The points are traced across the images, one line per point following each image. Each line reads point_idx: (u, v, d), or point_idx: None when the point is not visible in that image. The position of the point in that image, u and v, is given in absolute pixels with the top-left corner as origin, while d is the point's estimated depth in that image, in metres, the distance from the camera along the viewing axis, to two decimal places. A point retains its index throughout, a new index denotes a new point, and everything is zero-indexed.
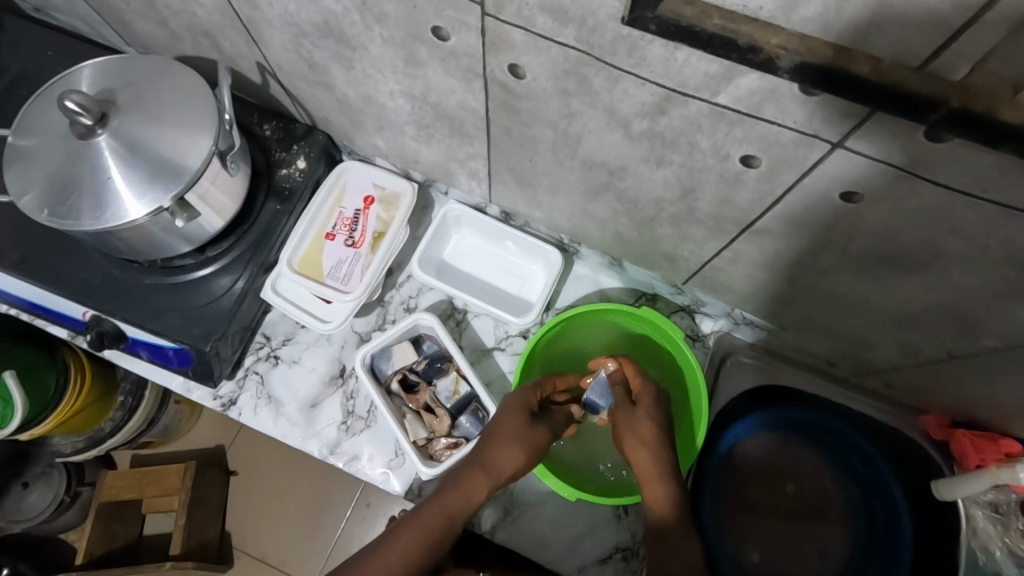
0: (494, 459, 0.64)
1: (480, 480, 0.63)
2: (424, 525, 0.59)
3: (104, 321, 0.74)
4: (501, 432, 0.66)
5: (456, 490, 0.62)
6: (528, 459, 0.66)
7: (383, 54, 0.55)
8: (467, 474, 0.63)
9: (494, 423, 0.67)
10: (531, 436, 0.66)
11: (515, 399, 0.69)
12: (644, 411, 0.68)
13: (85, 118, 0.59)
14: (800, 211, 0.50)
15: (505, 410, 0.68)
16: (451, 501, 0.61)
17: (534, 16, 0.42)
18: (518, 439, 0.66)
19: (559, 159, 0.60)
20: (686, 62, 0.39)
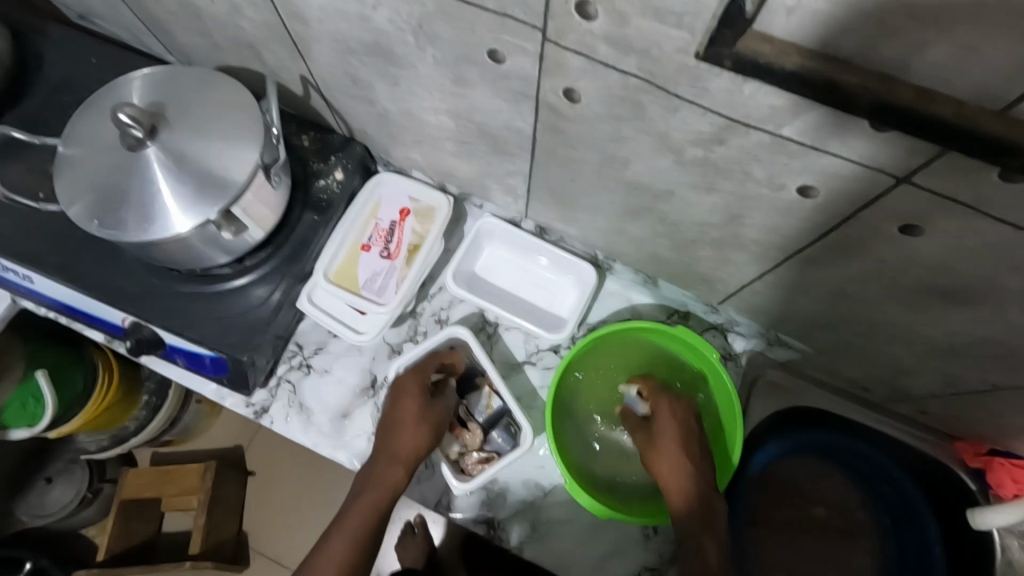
0: (390, 450, 0.72)
1: (381, 473, 0.71)
2: (358, 517, 0.70)
3: (143, 328, 0.74)
4: (403, 422, 0.73)
5: (365, 485, 0.71)
6: (432, 439, 0.74)
7: (432, 73, 0.55)
8: (377, 469, 0.71)
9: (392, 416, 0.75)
10: (426, 419, 0.75)
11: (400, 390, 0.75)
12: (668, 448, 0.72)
13: (136, 130, 0.60)
14: (852, 243, 0.50)
15: (397, 400, 0.75)
16: (373, 496, 0.70)
17: (596, 45, 0.42)
18: (402, 431, 0.73)
19: (603, 181, 0.60)
20: (751, 95, 0.39)
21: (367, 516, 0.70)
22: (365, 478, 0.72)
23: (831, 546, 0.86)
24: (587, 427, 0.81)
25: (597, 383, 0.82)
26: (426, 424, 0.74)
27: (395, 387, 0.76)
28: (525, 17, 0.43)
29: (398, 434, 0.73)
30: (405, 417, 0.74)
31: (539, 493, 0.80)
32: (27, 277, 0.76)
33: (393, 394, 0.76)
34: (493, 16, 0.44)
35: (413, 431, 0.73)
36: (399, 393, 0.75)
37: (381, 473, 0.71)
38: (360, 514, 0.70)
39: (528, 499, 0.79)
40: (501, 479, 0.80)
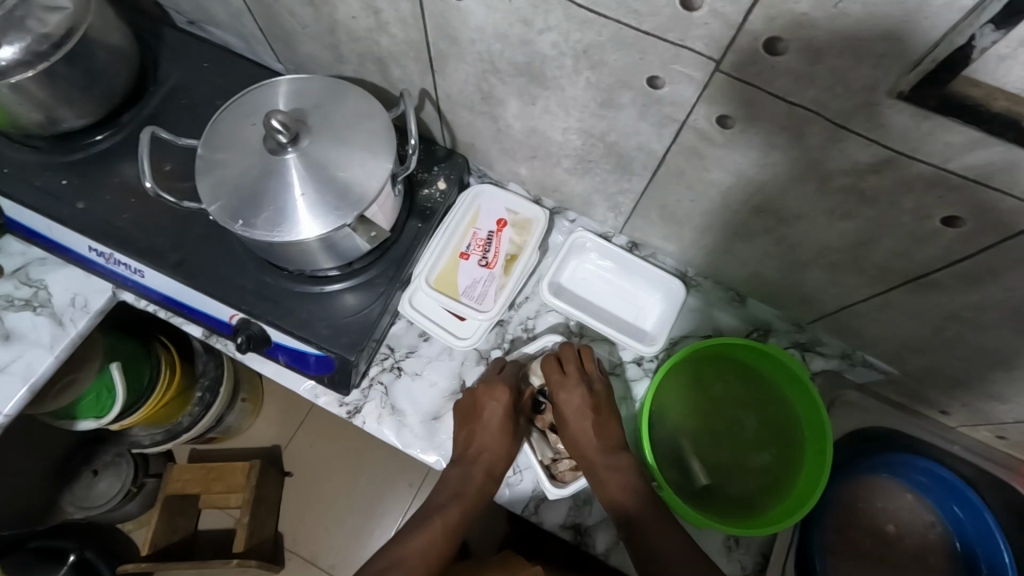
0: (486, 457, 0.79)
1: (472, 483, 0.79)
2: (455, 512, 0.79)
3: (253, 325, 0.77)
4: (489, 440, 0.79)
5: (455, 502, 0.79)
6: (512, 451, 0.81)
7: (578, 95, 0.58)
8: (471, 475, 0.79)
9: (478, 432, 0.79)
10: (514, 435, 0.81)
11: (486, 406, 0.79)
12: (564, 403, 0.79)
13: (282, 136, 0.63)
14: (987, 272, 0.52)
15: (485, 408, 0.79)
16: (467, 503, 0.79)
17: (774, 78, 0.45)
18: (499, 443, 0.80)
19: (727, 202, 0.63)
20: (930, 132, 0.42)
21: (461, 514, 0.79)
22: (463, 481, 0.79)
23: (904, 568, 0.87)
24: (673, 440, 0.82)
25: (678, 398, 0.83)
26: (517, 435, 0.82)
27: (481, 392, 0.80)
28: (705, 50, 0.46)
29: (492, 446, 0.79)
30: (493, 428, 0.80)
31: None
32: (139, 272, 0.79)
33: (480, 402, 0.79)
34: (670, 46, 0.47)
35: (502, 442, 0.80)
36: (489, 401, 0.79)
37: (477, 479, 0.79)
38: (456, 510, 0.79)
39: None
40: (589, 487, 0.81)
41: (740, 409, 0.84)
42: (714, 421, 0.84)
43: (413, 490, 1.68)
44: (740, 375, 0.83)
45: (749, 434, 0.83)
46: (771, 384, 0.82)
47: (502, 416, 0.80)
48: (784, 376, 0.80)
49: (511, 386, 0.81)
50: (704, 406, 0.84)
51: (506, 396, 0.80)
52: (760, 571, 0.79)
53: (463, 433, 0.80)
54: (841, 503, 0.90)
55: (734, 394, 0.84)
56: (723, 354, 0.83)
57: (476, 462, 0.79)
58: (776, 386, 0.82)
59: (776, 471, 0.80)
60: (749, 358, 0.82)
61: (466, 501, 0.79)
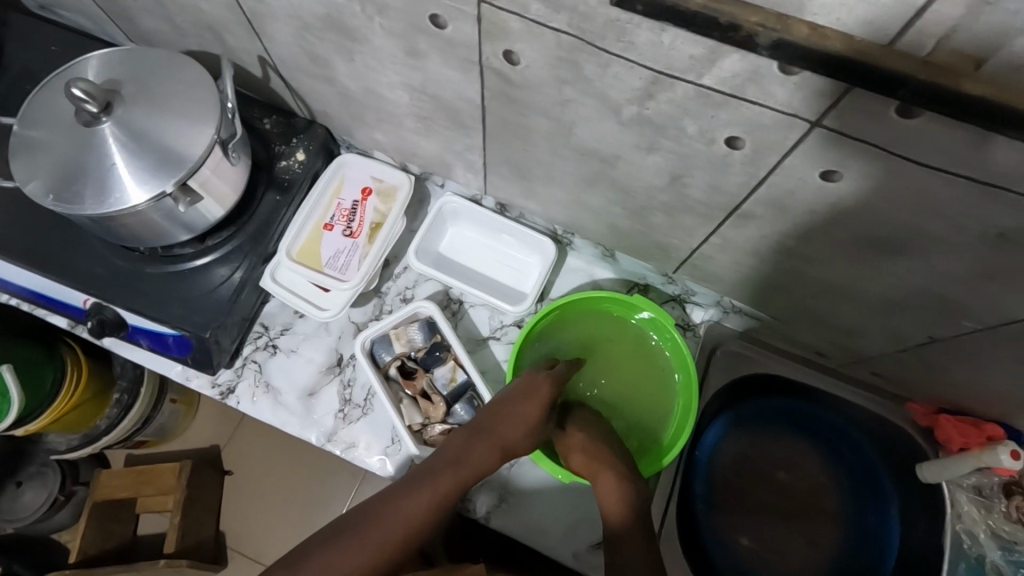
0: (497, 432, 0.68)
1: (485, 460, 0.67)
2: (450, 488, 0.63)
3: (105, 309, 0.75)
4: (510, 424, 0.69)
5: (456, 468, 0.65)
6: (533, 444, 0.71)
7: (384, 44, 0.57)
8: (478, 452, 0.67)
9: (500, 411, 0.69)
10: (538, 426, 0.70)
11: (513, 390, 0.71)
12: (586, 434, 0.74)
13: (90, 106, 0.61)
14: (786, 196, 0.52)
15: (517, 398, 0.70)
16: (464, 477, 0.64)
17: (529, 3, 0.44)
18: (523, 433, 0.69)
19: (553, 148, 0.62)
20: (672, 45, 0.41)
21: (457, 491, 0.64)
22: (463, 451, 0.67)
23: (794, 511, 0.88)
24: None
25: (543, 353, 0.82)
26: (540, 431, 0.71)
27: (531, 382, 0.72)
28: None
29: (513, 432, 0.69)
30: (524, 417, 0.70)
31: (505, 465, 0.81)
32: None
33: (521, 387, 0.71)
34: None
35: (527, 428, 0.70)
36: (538, 390, 0.71)
37: (481, 453, 0.67)
38: (446, 488, 0.63)
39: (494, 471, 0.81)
40: None
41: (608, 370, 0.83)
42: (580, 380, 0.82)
43: (355, 479, 1.66)
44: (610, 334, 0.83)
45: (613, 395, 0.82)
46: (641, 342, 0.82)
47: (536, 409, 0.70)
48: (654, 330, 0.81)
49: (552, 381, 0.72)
50: (573, 366, 0.83)
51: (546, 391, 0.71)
52: None
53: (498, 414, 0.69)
54: (733, 457, 0.89)
55: (602, 355, 0.83)
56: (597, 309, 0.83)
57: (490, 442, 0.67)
58: (645, 344, 0.82)
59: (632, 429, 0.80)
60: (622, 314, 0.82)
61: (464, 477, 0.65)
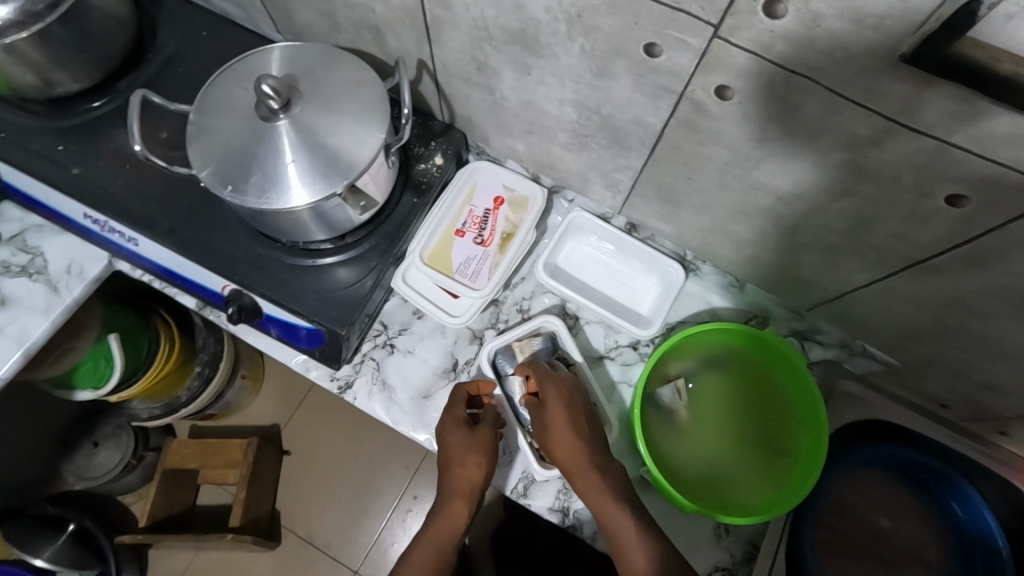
0: (449, 479, 0.73)
1: (455, 504, 0.72)
2: (434, 545, 0.71)
3: (244, 296, 0.76)
4: (452, 459, 0.73)
5: (439, 521, 0.73)
6: (486, 462, 0.73)
7: (574, 64, 0.57)
8: (448, 504, 0.73)
9: (441, 451, 0.75)
10: (471, 444, 0.73)
11: (445, 422, 0.75)
12: (549, 408, 0.72)
13: (273, 102, 0.62)
14: (991, 256, 0.50)
15: (445, 433, 0.75)
16: (441, 531, 0.72)
17: (772, 43, 0.43)
18: (449, 464, 0.73)
19: (724, 181, 0.62)
20: (931, 99, 0.40)
21: (441, 541, 0.72)
22: (438, 502, 0.74)
23: (900, 559, 0.85)
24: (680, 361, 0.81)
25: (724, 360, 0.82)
26: (478, 451, 0.73)
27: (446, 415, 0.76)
28: (700, 14, 0.44)
29: (458, 465, 0.73)
30: (455, 447, 0.73)
31: None
32: (133, 240, 0.78)
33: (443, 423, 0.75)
34: (664, 10, 0.46)
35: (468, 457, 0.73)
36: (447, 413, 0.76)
37: (449, 502, 0.73)
38: (434, 544, 0.71)
39: None
40: None
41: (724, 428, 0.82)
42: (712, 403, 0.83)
43: (411, 472, 1.68)
44: (765, 422, 0.81)
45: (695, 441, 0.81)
46: (772, 453, 0.79)
47: (454, 436, 0.74)
48: (804, 403, 0.77)
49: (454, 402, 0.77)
50: (716, 396, 0.83)
51: (449, 416, 0.76)
52: (749, 560, 0.78)
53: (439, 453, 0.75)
54: (844, 499, 0.88)
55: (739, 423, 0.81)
56: (785, 386, 0.80)
57: (445, 481, 0.73)
58: (770, 460, 0.79)
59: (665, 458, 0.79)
60: (798, 429, 0.77)
61: (446, 524, 0.72)
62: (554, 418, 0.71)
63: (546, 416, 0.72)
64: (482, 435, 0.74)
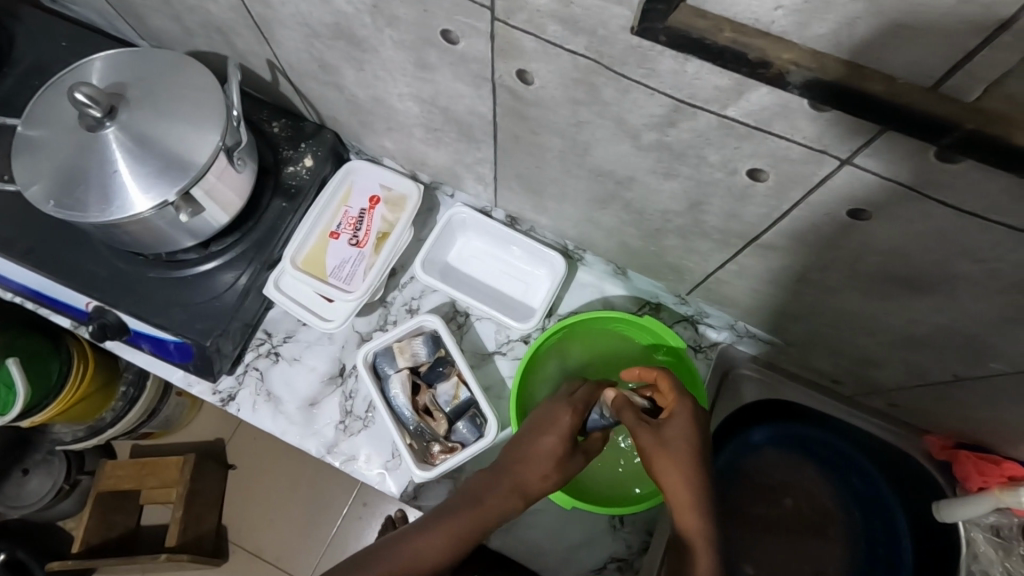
0: (524, 471, 0.64)
1: (513, 495, 0.63)
2: (472, 525, 0.61)
3: (107, 313, 0.74)
4: (541, 452, 0.64)
5: (488, 502, 0.62)
6: (561, 480, 0.65)
7: (394, 56, 0.55)
8: (504, 488, 0.63)
9: (535, 439, 0.65)
10: (565, 460, 0.65)
11: (558, 418, 0.66)
12: (675, 431, 0.59)
13: (93, 110, 0.60)
14: (811, 229, 0.50)
15: (545, 432, 0.66)
16: (484, 511, 0.62)
17: (545, 24, 0.42)
18: (542, 458, 0.64)
19: (567, 167, 0.60)
20: (695, 74, 0.39)
21: (480, 524, 0.61)
22: (486, 482, 0.64)
23: (803, 536, 0.85)
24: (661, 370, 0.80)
25: None
26: (566, 463, 0.65)
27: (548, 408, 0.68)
28: None
29: (550, 464, 0.64)
30: (556, 447, 0.65)
31: None
32: None
33: (545, 419, 0.67)
34: None
35: (547, 466, 0.64)
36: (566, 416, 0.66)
37: (507, 490, 0.63)
38: (470, 523, 0.61)
39: None
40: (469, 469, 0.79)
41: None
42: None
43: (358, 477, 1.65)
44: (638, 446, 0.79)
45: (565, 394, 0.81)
46: None
47: (561, 440, 0.65)
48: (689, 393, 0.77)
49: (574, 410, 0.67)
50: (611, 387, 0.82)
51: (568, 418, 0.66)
52: (645, 550, 0.77)
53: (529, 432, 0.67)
54: (747, 480, 0.87)
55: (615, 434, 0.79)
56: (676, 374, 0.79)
57: (523, 465, 0.64)
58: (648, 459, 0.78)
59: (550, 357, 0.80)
60: None
61: (507, 506, 0.63)
62: (674, 442, 0.58)
63: (671, 428, 0.59)
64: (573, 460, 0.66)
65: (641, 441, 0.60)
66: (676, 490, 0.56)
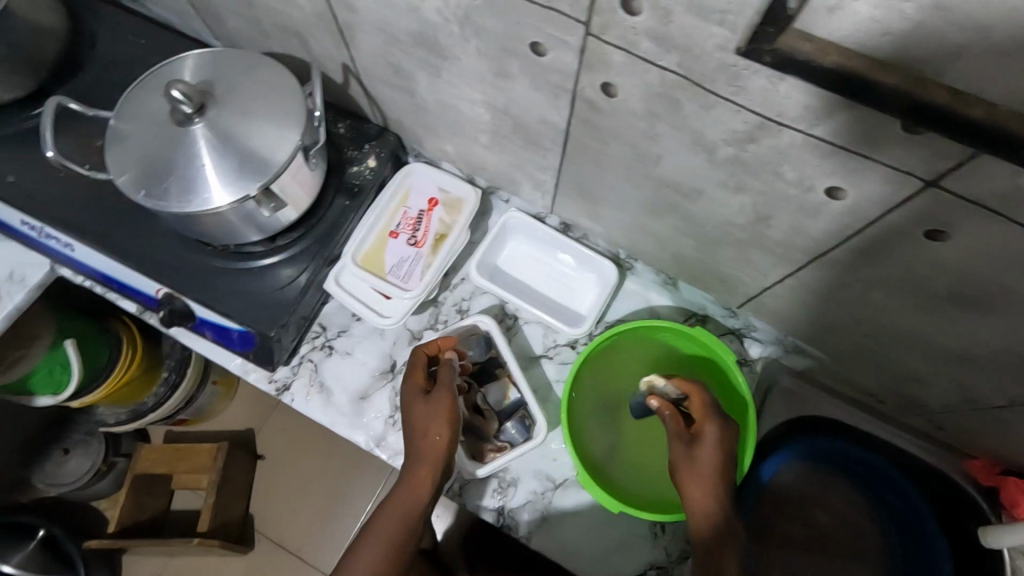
0: (422, 446, 0.71)
1: (422, 469, 0.71)
2: (399, 508, 0.69)
3: (175, 300, 0.77)
4: (417, 423, 0.72)
5: (404, 485, 0.70)
6: (450, 434, 0.71)
7: (474, 65, 0.58)
8: (411, 466, 0.71)
9: (407, 416, 0.73)
10: (427, 418, 0.72)
11: (406, 392, 0.74)
12: (706, 446, 0.66)
13: (186, 107, 0.63)
14: (879, 248, 0.51)
15: (409, 403, 0.74)
16: (406, 494, 0.70)
17: (638, 40, 0.44)
18: (420, 425, 0.72)
19: (632, 178, 0.62)
20: (786, 93, 0.41)
21: (405, 505, 0.69)
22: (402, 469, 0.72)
23: (835, 554, 0.85)
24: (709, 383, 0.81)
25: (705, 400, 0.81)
26: (450, 419, 0.72)
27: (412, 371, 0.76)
28: (571, 12, 0.45)
29: (423, 432, 0.72)
30: (422, 413, 0.72)
31: (550, 485, 0.81)
32: (69, 246, 0.79)
33: (406, 392, 0.74)
34: (538, 9, 0.46)
35: (432, 430, 0.71)
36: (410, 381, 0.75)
37: (416, 466, 0.71)
38: (399, 509, 0.69)
39: (537, 490, 0.80)
40: (513, 470, 0.81)
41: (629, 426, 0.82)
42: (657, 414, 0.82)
43: (382, 475, 1.66)
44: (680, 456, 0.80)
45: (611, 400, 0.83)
46: None
47: (433, 404, 0.73)
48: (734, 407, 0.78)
49: (416, 369, 0.75)
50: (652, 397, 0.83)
51: (416, 382, 0.74)
52: (685, 558, 0.78)
53: (409, 402, 0.74)
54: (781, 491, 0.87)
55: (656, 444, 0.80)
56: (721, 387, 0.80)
57: (414, 440, 0.72)
58: None
59: (599, 363, 0.82)
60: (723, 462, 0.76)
61: (421, 481, 0.70)
62: (702, 462, 0.66)
63: (704, 447, 0.66)
64: (441, 400, 0.72)
65: (674, 453, 0.67)
66: (702, 509, 0.64)
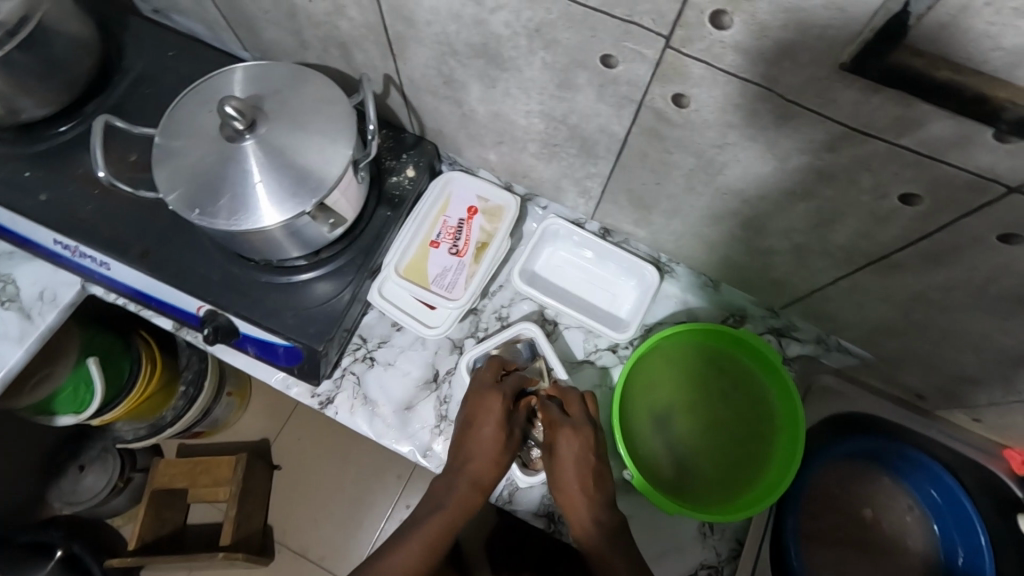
0: (472, 470, 0.73)
1: (469, 494, 0.73)
2: (438, 525, 0.73)
3: (219, 316, 0.76)
4: (480, 445, 0.73)
5: (449, 505, 0.73)
6: (506, 462, 0.74)
7: (537, 76, 0.57)
8: (459, 487, 0.73)
9: (469, 434, 0.74)
10: (493, 444, 0.73)
11: (478, 409, 0.75)
12: (563, 451, 0.70)
13: (238, 123, 0.62)
14: (947, 252, 0.51)
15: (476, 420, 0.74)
16: (448, 514, 0.73)
17: (724, 53, 0.44)
18: (484, 450, 0.73)
19: (691, 185, 0.62)
20: (878, 105, 0.41)
21: (445, 522, 0.73)
22: (445, 485, 0.74)
23: (882, 548, 0.87)
24: (760, 383, 0.82)
25: (751, 398, 0.82)
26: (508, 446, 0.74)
27: (481, 395, 0.75)
28: (653, 25, 0.45)
29: (482, 458, 0.73)
30: (485, 438, 0.73)
31: None
32: (104, 265, 0.78)
33: (475, 410, 0.75)
34: (618, 22, 0.46)
35: (491, 456, 0.73)
36: (485, 405, 0.75)
37: (463, 489, 0.73)
38: (436, 525, 0.73)
39: None
40: None
41: (685, 431, 0.83)
42: (710, 417, 0.83)
43: (402, 481, 1.65)
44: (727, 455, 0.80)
45: (665, 407, 0.83)
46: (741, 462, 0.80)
47: (497, 425, 0.74)
48: (784, 408, 0.79)
49: (500, 392, 0.75)
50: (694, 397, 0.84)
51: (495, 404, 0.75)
52: (735, 557, 0.78)
53: (473, 421, 0.74)
54: (824, 487, 0.89)
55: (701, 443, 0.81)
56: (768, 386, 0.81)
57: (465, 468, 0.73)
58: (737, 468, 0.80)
59: (647, 367, 0.82)
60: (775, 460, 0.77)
61: (456, 509, 0.73)
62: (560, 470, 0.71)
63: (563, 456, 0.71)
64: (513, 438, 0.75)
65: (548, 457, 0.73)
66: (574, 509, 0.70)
